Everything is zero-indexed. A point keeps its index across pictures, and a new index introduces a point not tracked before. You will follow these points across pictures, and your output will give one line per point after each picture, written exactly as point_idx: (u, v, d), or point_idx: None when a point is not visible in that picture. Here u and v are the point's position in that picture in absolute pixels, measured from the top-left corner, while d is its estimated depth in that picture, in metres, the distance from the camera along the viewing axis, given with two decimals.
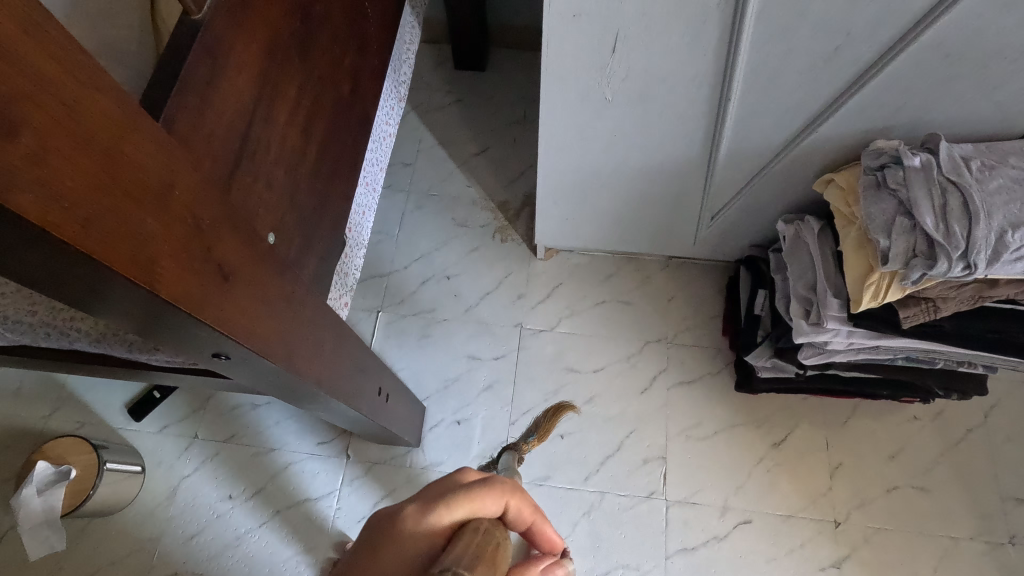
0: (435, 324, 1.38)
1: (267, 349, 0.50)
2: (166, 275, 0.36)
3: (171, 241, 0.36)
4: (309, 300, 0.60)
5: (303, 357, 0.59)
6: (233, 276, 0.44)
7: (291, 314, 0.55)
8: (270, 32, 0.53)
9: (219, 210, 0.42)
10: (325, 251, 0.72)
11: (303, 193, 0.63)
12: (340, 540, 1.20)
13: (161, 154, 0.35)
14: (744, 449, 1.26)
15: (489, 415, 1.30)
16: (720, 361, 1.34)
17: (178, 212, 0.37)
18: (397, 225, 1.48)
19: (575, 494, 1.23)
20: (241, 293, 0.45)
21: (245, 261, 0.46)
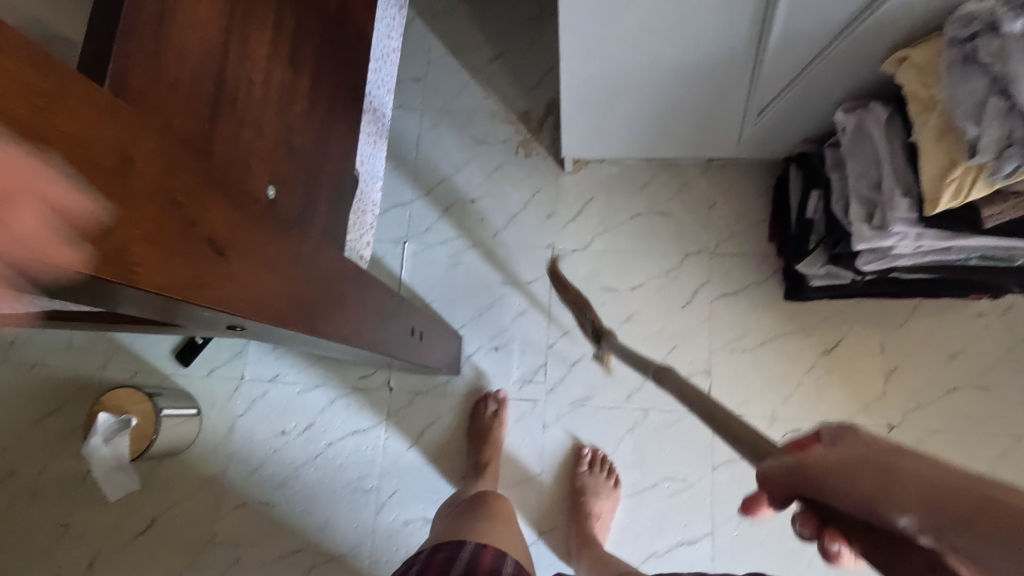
0: (464, 251, 1.34)
1: (284, 318, 0.47)
2: (143, 267, 0.31)
3: (145, 227, 0.31)
4: (323, 256, 0.56)
5: (324, 318, 0.55)
6: (231, 249, 0.40)
7: (305, 274, 0.51)
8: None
9: (197, 176, 0.36)
10: (334, 198, 0.66)
11: (300, 140, 0.57)
12: (392, 466, 1.24)
13: (110, 122, 0.29)
14: (793, 358, 1.21)
15: (525, 341, 1.28)
16: (767, 268, 1.26)
17: (146, 189, 0.31)
18: (414, 148, 1.39)
19: (617, 412, 1.23)
20: (242, 265, 0.41)
21: (240, 229, 0.41)
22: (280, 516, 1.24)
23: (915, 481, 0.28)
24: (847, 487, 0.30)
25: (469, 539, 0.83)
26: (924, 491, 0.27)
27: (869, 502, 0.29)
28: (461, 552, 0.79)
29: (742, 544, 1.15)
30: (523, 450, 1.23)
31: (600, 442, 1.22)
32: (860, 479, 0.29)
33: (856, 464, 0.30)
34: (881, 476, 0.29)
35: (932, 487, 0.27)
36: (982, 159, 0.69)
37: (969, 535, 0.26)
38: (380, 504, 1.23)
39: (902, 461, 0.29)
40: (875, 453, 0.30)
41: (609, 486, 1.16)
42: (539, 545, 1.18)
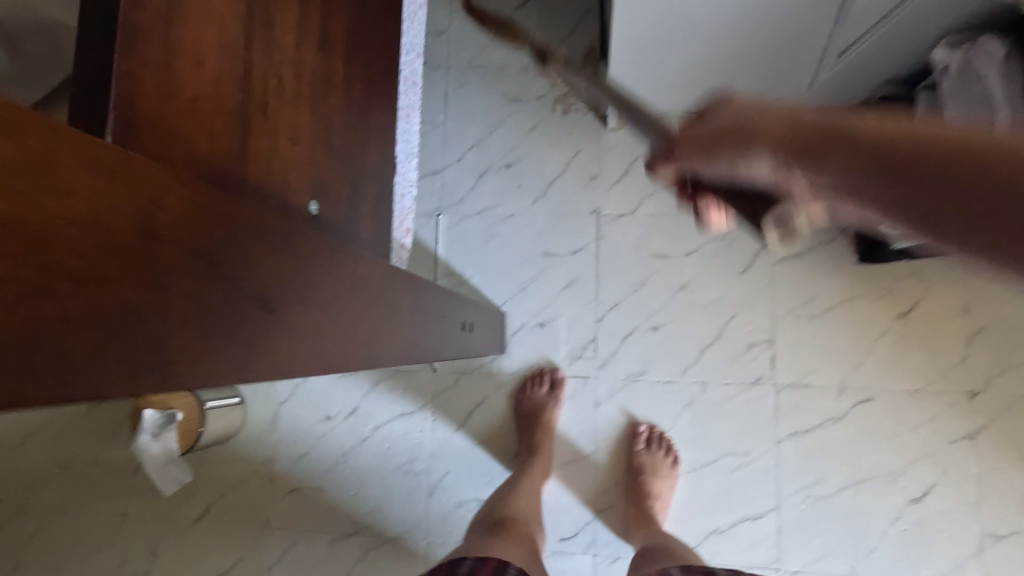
0: (503, 221, 1.25)
1: (344, 356, 0.42)
2: (186, 359, 0.26)
3: (188, 309, 0.26)
4: (378, 271, 0.49)
5: (374, 345, 0.49)
6: (283, 304, 0.34)
7: (362, 301, 0.45)
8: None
9: (245, 225, 0.31)
10: (378, 194, 0.58)
11: (330, 136, 0.49)
12: (441, 449, 1.21)
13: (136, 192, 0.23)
14: (865, 323, 1.12)
15: (572, 315, 1.21)
16: (836, 226, 1.15)
17: (187, 261, 0.26)
18: (441, 110, 1.28)
19: (674, 386, 1.17)
20: (298, 315, 0.36)
21: (294, 273, 0.36)
22: (332, 500, 1.23)
23: (760, 134, 0.41)
24: (750, 109, 0.42)
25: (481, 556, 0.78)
26: (781, 131, 0.40)
27: (736, 161, 0.43)
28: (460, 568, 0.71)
29: (810, 518, 1.10)
30: (575, 429, 1.18)
31: (656, 419, 1.16)
32: (744, 112, 0.43)
33: (724, 124, 0.43)
34: (799, 144, 0.39)
35: (816, 129, 0.38)
36: None
37: (799, 156, 0.39)
38: (432, 486, 1.21)
39: (750, 108, 0.42)
40: (756, 122, 0.41)
41: (667, 464, 1.12)
42: (596, 524, 1.16)
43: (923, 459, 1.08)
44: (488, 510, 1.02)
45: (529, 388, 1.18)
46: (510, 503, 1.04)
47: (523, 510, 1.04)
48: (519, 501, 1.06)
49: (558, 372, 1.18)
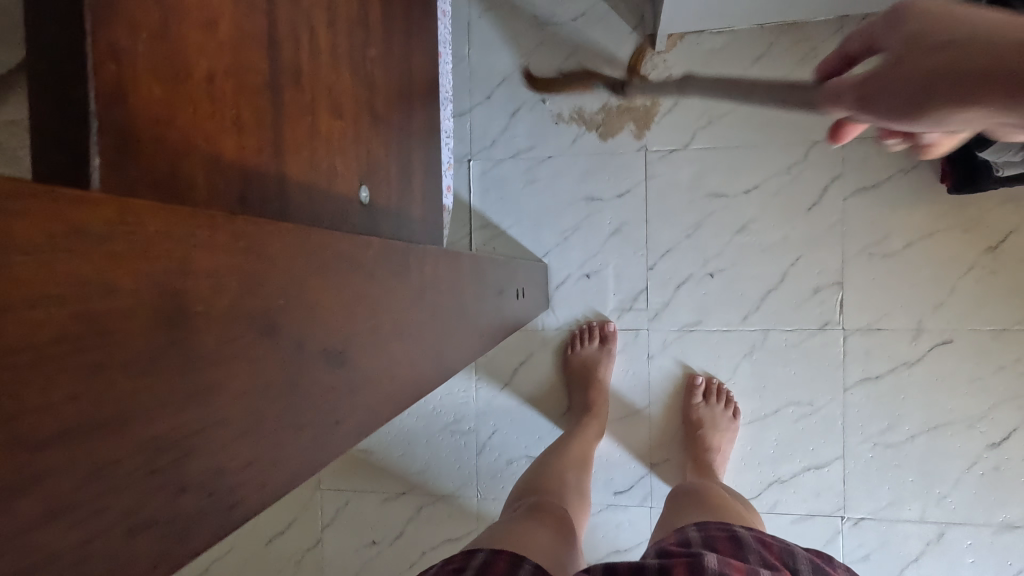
0: (541, 164, 1.14)
1: (418, 371, 0.40)
2: (232, 448, 0.24)
3: (237, 393, 0.24)
4: (434, 264, 0.43)
5: (428, 363, 0.42)
6: (350, 357, 0.32)
7: (426, 310, 0.42)
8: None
9: (301, 288, 0.28)
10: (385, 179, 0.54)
11: (317, 123, 0.46)
12: (488, 408, 1.18)
13: (166, 311, 0.21)
14: (948, 260, 1.02)
15: (621, 263, 1.13)
16: None
17: (236, 362, 0.24)
18: (466, 41, 1.15)
19: (732, 335, 1.10)
20: (369, 357, 0.34)
21: (361, 314, 0.33)
22: (382, 461, 1.22)
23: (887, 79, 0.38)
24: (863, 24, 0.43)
25: (480, 543, 0.64)
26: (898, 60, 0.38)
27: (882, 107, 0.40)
28: (470, 565, 0.60)
29: (879, 466, 1.06)
30: (628, 383, 1.13)
31: (713, 369, 1.11)
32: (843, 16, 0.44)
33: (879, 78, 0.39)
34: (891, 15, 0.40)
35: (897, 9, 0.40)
36: None
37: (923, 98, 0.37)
38: (481, 446, 1.18)
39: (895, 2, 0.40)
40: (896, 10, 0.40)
41: (727, 417, 1.07)
42: (652, 477, 1.13)
43: (1007, 403, 1.01)
44: (528, 480, 0.93)
45: (579, 343, 1.13)
46: (558, 476, 0.95)
47: (568, 485, 0.95)
48: (565, 475, 0.96)
49: (608, 326, 1.12)
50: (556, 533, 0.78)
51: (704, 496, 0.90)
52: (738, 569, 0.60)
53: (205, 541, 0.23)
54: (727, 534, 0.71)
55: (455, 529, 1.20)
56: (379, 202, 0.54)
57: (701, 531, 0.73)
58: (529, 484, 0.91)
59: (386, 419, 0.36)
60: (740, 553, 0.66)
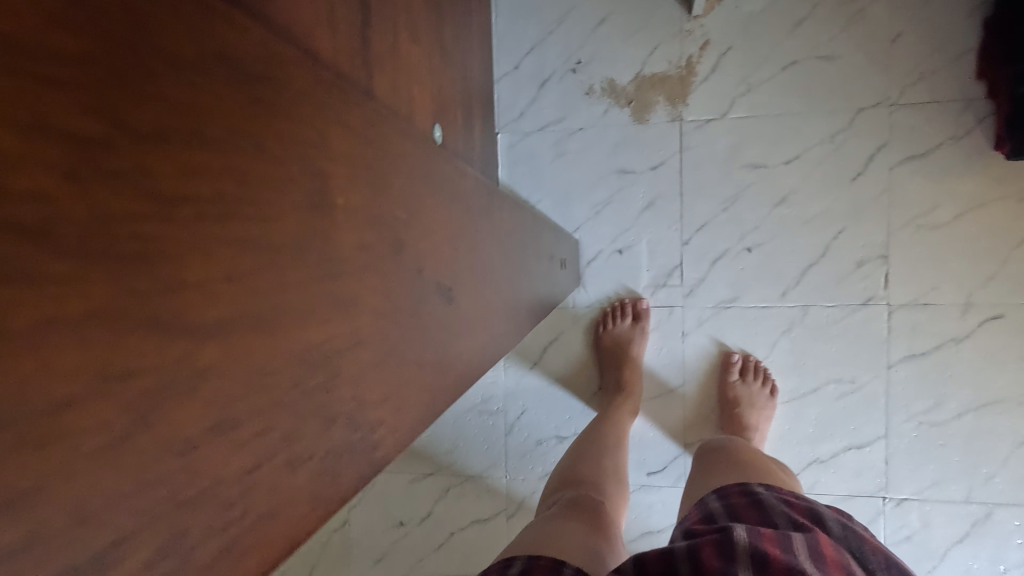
0: (571, 136, 1.11)
1: (489, 315, 0.48)
2: (380, 381, 0.32)
3: (384, 336, 0.33)
4: (494, 224, 0.50)
5: (482, 317, 0.47)
6: (451, 300, 0.41)
7: (491, 262, 0.49)
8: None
9: (419, 249, 0.36)
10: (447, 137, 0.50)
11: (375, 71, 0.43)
12: (516, 387, 1.16)
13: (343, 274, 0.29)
14: (1000, 231, 0.98)
15: (655, 238, 1.09)
16: (971, 118, 0.97)
17: (383, 313, 0.32)
18: (493, 8, 1.11)
19: (770, 311, 1.06)
20: (462, 302, 0.43)
21: (455, 267, 0.42)
22: (410, 441, 1.20)
23: None
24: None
25: (517, 556, 0.62)
26: None
27: None
28: (512, 569, 0.58)
29: (923, 445, 1.02)
30: (661, 361, 1.11)
31: (750, 346, 1.08)
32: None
33: None
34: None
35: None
36: None
37: None
38: (509, 426, 1.16)
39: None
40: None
41: (765, 396, 1.04)
42: (686, 457, 1.10)
43: None
44: (560, 482, 0.90)
45: (612, 321, 1.10)
46: (594, 462, 0.93)
47: (604, 464, 0.92)
48: (599, 455, 0.94)
49: (641, 303, 1.09)
50: (599, 525, 0.75)
51: (732, 451, 0.89)
52: (772, 539, 0.55)
53: (362, 467, 0.31)
54: (748, 496, 0.68)
55: (483, 510, 1.18)
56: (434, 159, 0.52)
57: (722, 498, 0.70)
58: (562, 489, 0.88)
59: (465, 363, 0.44)
60: (768, 517, 0.62)
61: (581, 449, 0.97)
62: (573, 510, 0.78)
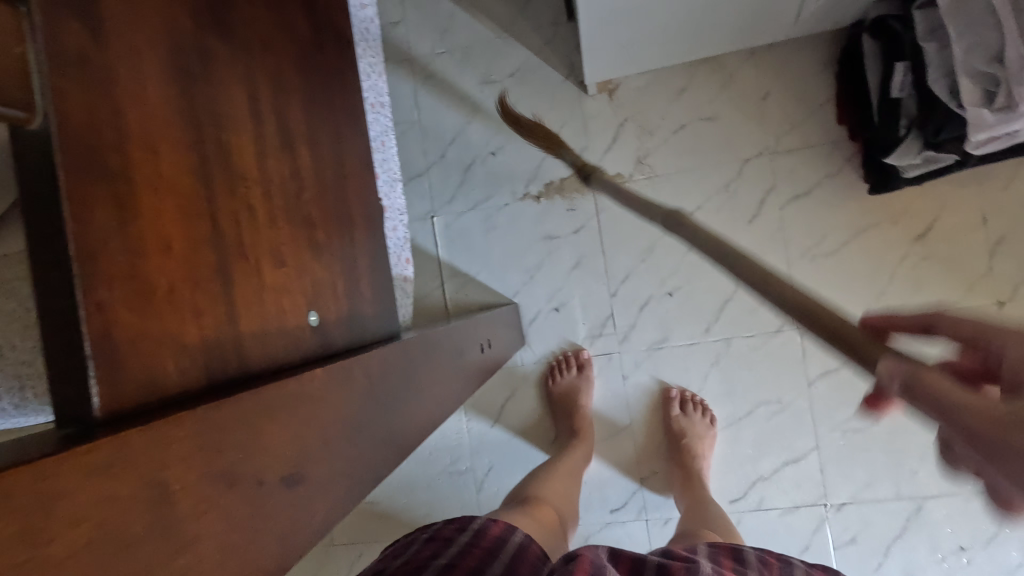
0: (499, 212, 1.22)
1: (448, 412, 0.61)
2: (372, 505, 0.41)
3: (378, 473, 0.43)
4: (439, 343, 0.62)
5: (442, 413, 0.59)
6: (428, 404, 0.55)
7: (441, 373, 0.61)
8: (98, 146, 0.36)
9: (398, 389, 0.48)
10: (344, 281, 0.60)
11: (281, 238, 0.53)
12: (480, 445, 1.24)
13: (352, 436, 0.39)
14: (882, 250, 1.10)
15: (586, 294, 1.20)
16: (840, 157, 1.10)
17: (375, 462, 0.42)
18: (414, 106, 1.24)
19: (698, 346, 1.17)
20: (432, 408, 0.56)
21: (423, 388, 0.54)
22: (389, 509, 1.27)
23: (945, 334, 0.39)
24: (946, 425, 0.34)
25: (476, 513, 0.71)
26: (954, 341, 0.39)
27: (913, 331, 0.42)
28: (470, 524, 0.68)
29: (851, 451, 1.12)
30: (608, 404, 1.20)
31: (686, 382, 1.17)
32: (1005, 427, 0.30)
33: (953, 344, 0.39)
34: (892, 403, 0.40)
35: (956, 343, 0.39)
36: (1001, 104, 0.72)
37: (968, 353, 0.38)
38: (479, 482, 1.24)
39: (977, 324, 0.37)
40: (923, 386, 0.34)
41: (705, 424, 1.14)
42: (643, 491, 1.19)
43: None
44: (516, 495, 0.98)
45: (559, 374, 1.19)
46: (544, 488, 1.01)
47: (557, 499, 1.00)
48: (551, 486, 1.02)
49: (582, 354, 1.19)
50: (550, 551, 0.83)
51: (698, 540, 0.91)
52: None
53: None
54: (732, 553, 0.70)
55: None
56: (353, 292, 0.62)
57: (711, 548, 0.72)
58: (516, 496, 0.97)
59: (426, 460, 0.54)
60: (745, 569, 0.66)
61: (534, 482, 1.04)
62: (532, 509, 0.90)
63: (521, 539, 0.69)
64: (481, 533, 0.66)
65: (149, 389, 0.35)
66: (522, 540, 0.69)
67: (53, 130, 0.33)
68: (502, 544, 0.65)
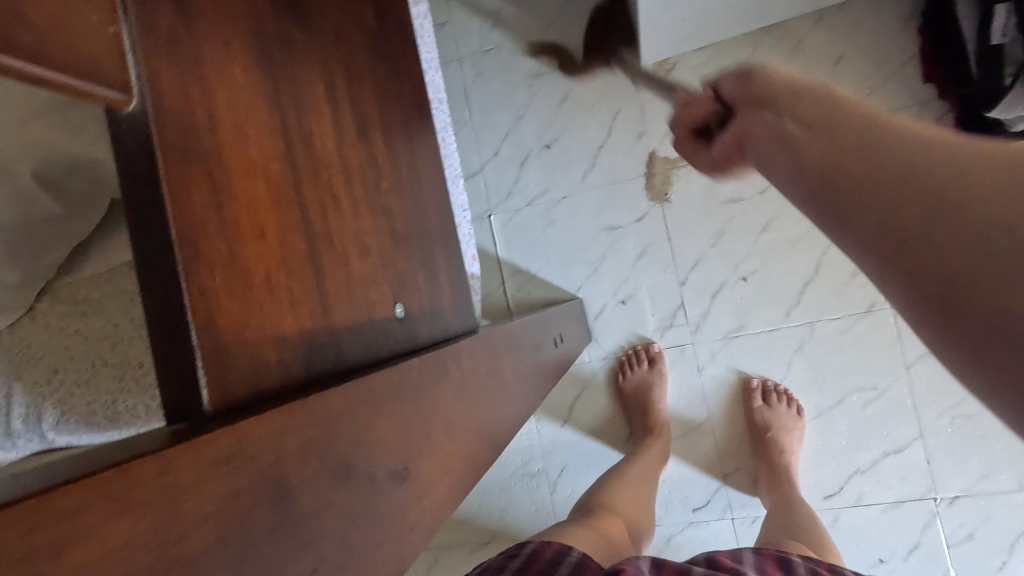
0: (557, 205, 1.19)
1: (531, 405, 0.59)
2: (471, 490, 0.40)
3: (471, 461, 0.41)
4: (518, 333, 0.60)
5: (525, 401, 0.57)
6: (515, 391, 0.53)
7: (523, 364, 0.59)
8: (195, 138, 0.35)
9: (488, 376, 0.47)
10: (422, 277, 0.58)
11: (367, 230, 0.51)
12: (551, 446, 1.21)
13: (447, 421, 0.38)
14: None
15: (654, 284, 1.15)
16: (928, 119, 1.01)
17: (470, 451, 0.41)
18: (465, 105, 1.23)
19: (778, 333, 1.10)
20: (518, 399, 0.54)
21: (510, 376, 0.53)
22: (463, 516, 1.26)
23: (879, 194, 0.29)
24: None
25: (528, 539, 0.66)
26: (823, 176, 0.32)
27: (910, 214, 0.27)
28: (522, 550, 0.63)
29: (961, 438, 1.02)
30: (684, 399, 1.14)
31: (768, 371, 1.11)
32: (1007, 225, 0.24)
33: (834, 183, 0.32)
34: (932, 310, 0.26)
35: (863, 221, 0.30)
36: None
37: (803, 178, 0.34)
38: (553, 485, 1.21)
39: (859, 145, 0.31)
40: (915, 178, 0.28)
41: (792, 416, 1.06)
42: (727, 489, 1.12)
43: None
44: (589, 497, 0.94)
45: (629, 369, 1.15)
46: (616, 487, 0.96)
47: (631, 499, 0.96)
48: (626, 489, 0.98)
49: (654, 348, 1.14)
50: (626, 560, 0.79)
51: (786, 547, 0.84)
52: None
53: None
54: (781, 562, 0.65)
55: None
56: (438, 287, 0.61)
57: (754, 555, 0.67)
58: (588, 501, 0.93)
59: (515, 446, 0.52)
60: None
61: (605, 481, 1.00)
62: (596, 519, 0.85)
63: (578, 558, 0.64)
64: (534, 556, 0.61)
65: (255, 383, 0.35)
66: (579, 558, 0.64)
67: (148, 113, 0.32)
68: (554, 570, 0.59)
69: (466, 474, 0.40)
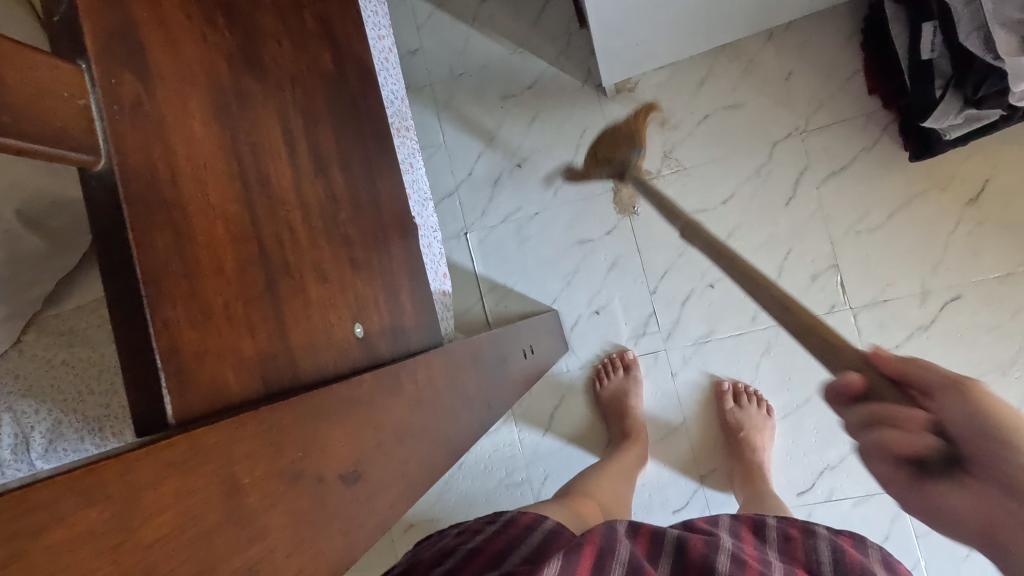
0: (530, 221, 1.23)
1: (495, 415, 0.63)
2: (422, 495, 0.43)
3: (424, 468, 0.45)
4: (481, 346, 0.64)
5: (487, 410, 0.60)
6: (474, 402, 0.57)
7: (486, 376, 0.62)
8: (158, 182, 0.39)
9: (443, 389, 0.50)
10: (386, 298, 0.62)
11: (327, 257, 0.55)
12: (533, 454, 1.24)
13: (397, 431, 0.42)
14: (932, 220, 1.05)
15: (625, 294, 1.19)
16: (875, 129, 1.07)
17: (422, 459, 0.44)
18: (438, 129, 1.27)
19: (746, 337, 1.14)
20: (478, 410, 0.57)
21: (468, 388, 0.56)
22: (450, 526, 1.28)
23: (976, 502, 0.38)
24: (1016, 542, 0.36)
25: (503, 509, 0.68)
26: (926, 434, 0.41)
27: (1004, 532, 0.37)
28: (497, 518, 0.66)
29: None
30: (658, 404, 1.18)
31: (738, 373, 1.15)
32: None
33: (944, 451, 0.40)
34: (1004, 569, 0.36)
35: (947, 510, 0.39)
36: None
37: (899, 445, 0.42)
38: (536, 492, 1.23)
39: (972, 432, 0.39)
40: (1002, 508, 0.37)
41: (763, 416, 1.10)
42: (704, 490, 1.16)
43: None
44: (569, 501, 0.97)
45: (605, 377, 1.18)
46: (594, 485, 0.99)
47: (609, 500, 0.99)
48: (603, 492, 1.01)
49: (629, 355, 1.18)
50: None
51: None
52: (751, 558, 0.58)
53: None
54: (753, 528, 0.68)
55: None
56: (402, 307, 0.65)
57: (732, 518, 0.71)
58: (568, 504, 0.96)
59: None
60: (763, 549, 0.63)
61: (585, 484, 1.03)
62: (574, 500, 0.87)
63: (553, 527, 0.66)
64: (508, 523, 0.64)
65: (216, 402, 0.38)
66: (554, 527, 0.66)
67: (113, 164, 0.36)
68: (528, 535, 0.62)
69: (419, 480, 0.43)
